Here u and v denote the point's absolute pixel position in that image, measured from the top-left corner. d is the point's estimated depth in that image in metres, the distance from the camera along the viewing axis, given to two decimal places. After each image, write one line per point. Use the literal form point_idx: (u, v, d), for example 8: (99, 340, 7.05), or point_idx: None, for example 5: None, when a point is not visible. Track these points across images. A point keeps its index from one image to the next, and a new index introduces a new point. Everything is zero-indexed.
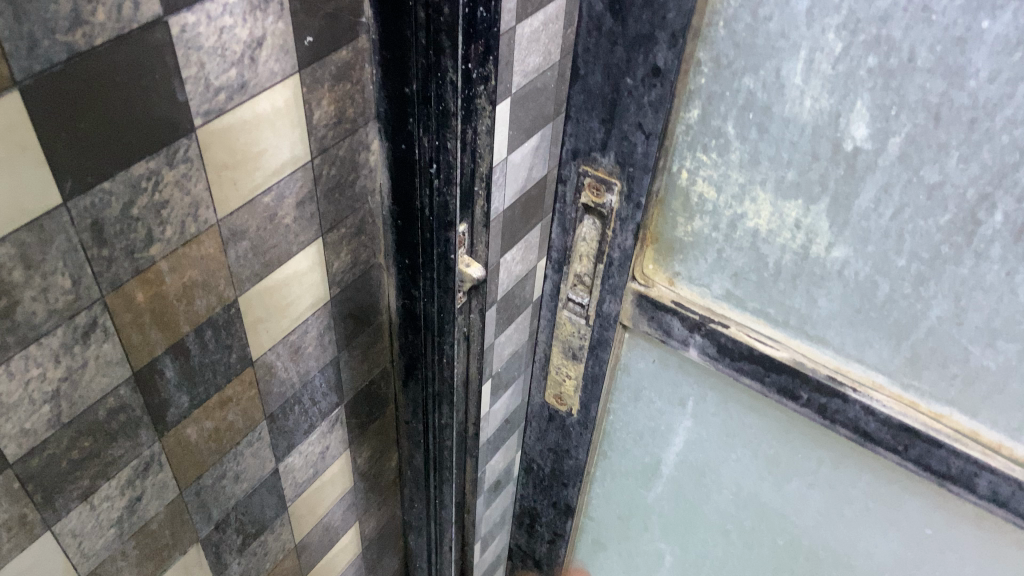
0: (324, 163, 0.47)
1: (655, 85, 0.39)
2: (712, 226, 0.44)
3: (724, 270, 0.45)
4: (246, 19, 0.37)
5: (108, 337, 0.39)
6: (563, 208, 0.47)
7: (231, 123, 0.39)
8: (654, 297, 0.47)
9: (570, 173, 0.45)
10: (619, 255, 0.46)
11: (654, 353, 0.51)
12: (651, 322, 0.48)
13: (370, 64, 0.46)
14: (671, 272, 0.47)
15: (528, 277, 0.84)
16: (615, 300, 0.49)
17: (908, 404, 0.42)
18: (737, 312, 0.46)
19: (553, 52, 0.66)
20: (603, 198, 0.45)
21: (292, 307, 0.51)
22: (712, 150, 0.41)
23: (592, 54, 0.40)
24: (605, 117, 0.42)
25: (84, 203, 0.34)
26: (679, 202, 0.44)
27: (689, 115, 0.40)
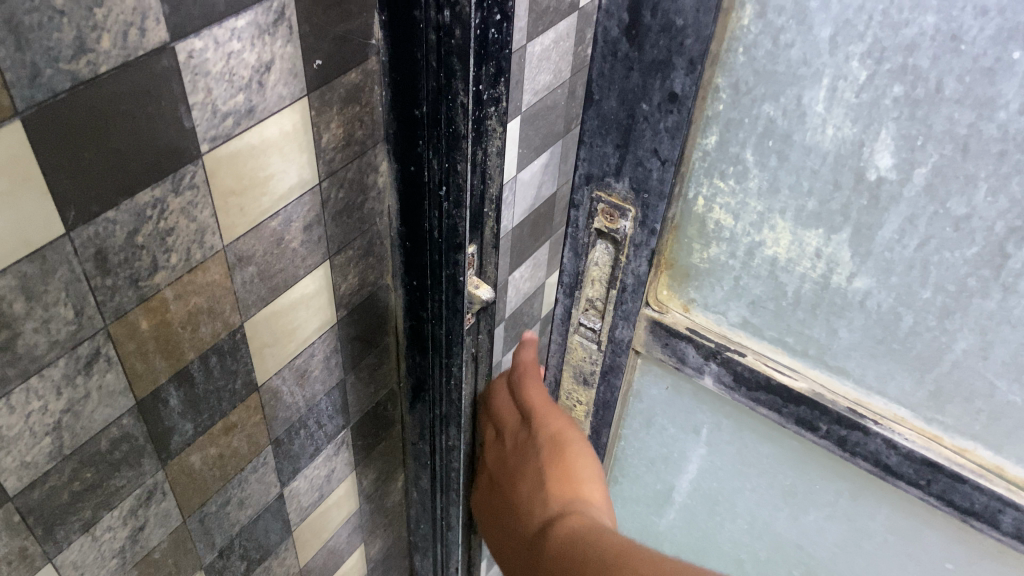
0: (332, 186, 0.46)
1: (673, 111, 0.38)
2: (729, 254, 0.43)
3: (740, 297, 0.44)
4: (255, 43, 0.36)
5: (111, 366, 0.38)
6: (575, 234, 0.47)
7: (239, 148, 0.38)
8: (668, 323, 0.47)
9: (582, 199, 0.45)
10: (632, 281, 0.46)
11: (668, 380, 0.51)
12: (665, 349, 0.48)
13: (380, 86, 0.46)
14: (685, 299, 0.47)
15: (537, 294, 0.83)
16: (628, 326, 0.48)
17: (931, 438, 0.41)
18: (754, 340, 0.45)
19: (564, 69, 0.65)
20: (616, 223, 0.44)
21: (299, 331, 0.50)
22: (730, 177, 0.41)
23: (607, 79, 0.40)
24: (619, 142, 0.41)
25: (87, 233, 0.33)
26: (695, 228, 0.44)
27: (706, 141, 0.40)
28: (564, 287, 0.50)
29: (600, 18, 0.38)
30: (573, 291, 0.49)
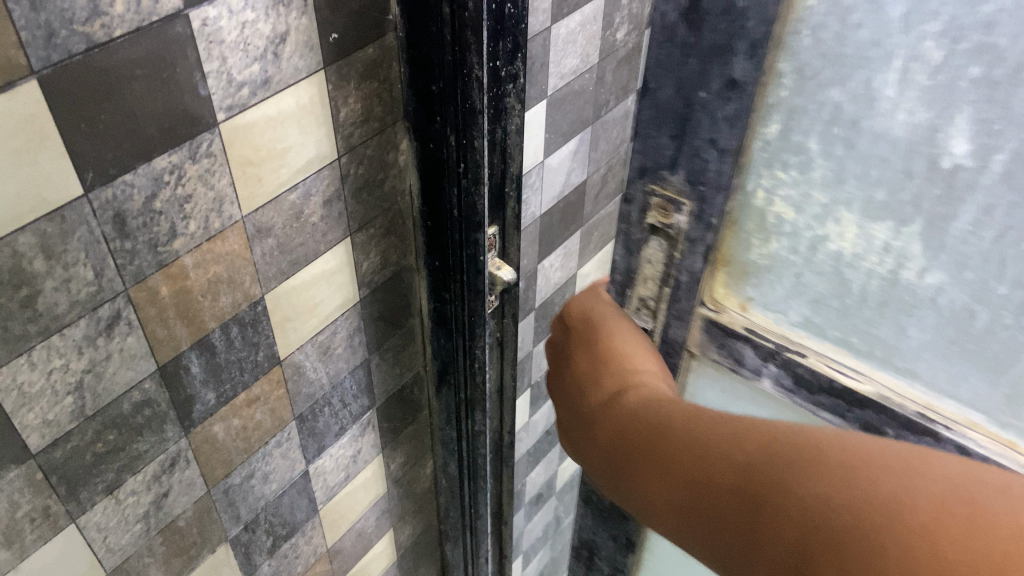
0: (352, 162, 0.47)
1: (732, 99, 0.40)
2: (792, 249, 0.45)
3: (803, 294, 0.46)
4: (268, 14, 0.37)
5: (132, 330, 0.39)
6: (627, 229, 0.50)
7: (254, 119, 0.39)
8: (725, 322, 0.50)
9: (635, 193, 0.49)
10: (687, 277, 0.49)
11: (721, 383, 0.55)
12: (722, 349, 0.51)
13: (398, 62, 0.46)
14: (742, 299, 0.49)
15: (569, 284, 0.81)
16: (682, 326, 0.52)
17: (1006, 444, 0.43)
18: (816, 342, 0.47)
19: (592, 54, 0.64)
20: (670, 217, 0.47)
21: (320, 307, 0.51)
22: (794, 167, 0.42)
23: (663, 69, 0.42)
24: (674, 133, 0.44)
25: (106, 195, 0.34)
26: (754, 222, 0.46)
27: (768, 130, 0.41)
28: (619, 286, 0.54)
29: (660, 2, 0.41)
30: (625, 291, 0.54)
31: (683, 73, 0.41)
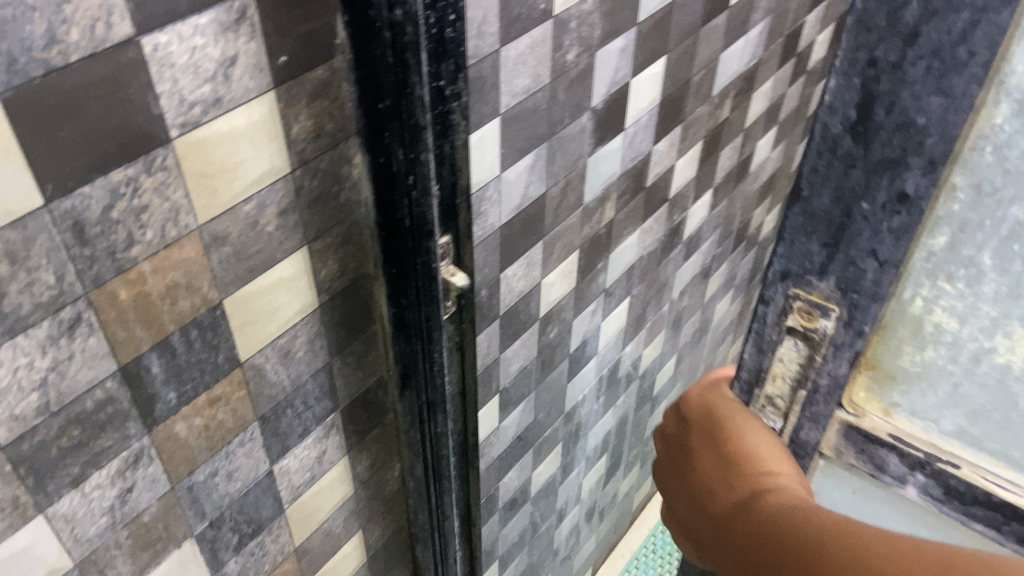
0: (306, 174, 0.50)
1: (901, 211, 0.47)
2: (947, 358, 0.53)
3: (958, 403, 0.55)
4: (218, 39, 0.41)
5: (93, 332, 0.42)
6: (761, 329, 0.62)
7: (208, 135, 0.43)
8: (867, 422, 0.60)
9: (775, 294, 0.58)
10: (827, 380, 0.59)
11: (850, 476, 0.66)
12: (860, 453, 0.62)
13: (347, 81, 0.49)
14: (885, 403, 0.59)
15: (533, 293, 0.84)
16: (813, 425, 0.64)
17: None
18: (969, 449, 0.56)
19: (543, 74, 0.68)
20: (815, 321, 0.56)
21: (280, 311, 0.54)
22: (960, 280, 0.49)
23: (819, 177, 0.49)
24: (827, 240, 0.52)
25: (65, 205, 0.38)
26: (908, 330, 0.54)
27: (934, 243, 0.48)
28: (747, 382, 0.69)
29: (823, 114, 0.47)
30: (752, 388, 0.69)
31: (845, 181, 0.48)
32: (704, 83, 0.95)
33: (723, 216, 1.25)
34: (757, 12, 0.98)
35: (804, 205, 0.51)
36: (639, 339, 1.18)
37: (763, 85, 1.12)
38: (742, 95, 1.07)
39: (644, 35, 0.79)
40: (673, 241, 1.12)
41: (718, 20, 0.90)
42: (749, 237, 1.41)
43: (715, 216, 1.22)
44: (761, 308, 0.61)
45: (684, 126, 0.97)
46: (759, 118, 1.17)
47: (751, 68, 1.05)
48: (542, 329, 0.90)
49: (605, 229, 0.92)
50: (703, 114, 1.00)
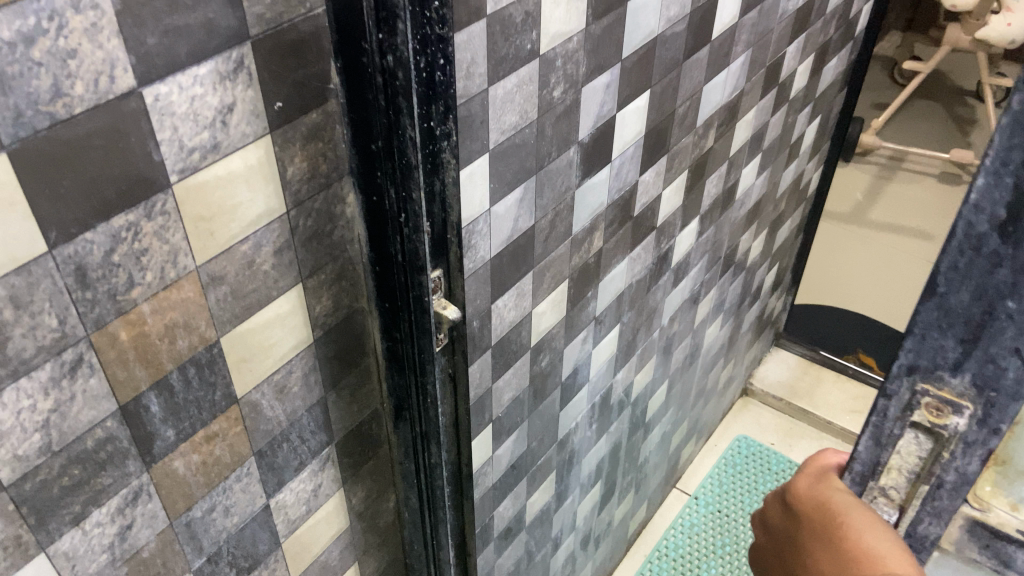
0: (301, 214, 0.52)
1: None
2: None
3: None
4: (216, 88, 0.42)
5: (94, 372, 0.43)
6: (881, 422, 0.50)
7: (206, 179, 0.44)
8: (992, 521, 0.48)
9: (899, 389, 0.48)
10: (953, 477, 0.48)
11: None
12: (983, 550, 0.50)
13: (340, 124, 0.51)
14: (1016, 498, 0.47)
15: (524, 323, 0.85)
16: (936, 521, 0.50)
17: None
18: None
19: (531, 110, 0.70)
20: (945, 418, 0.46)
21: (275, 348, 0.55)
22: None
23: (960, 275, 0.41)
24: (964, 336, 0.43)
25: (68, 251, 0.39)
26: None
27: None
28: (858, 475, 0.54)
29: (965, 213, 0.40)
30: (866, 479, 0.54)
31: (988, 281, 0.41)
32: (687, 114, 0.98)
33: (710, 242, 1.27)
34: (737, 45, 1.01)
35: (938, 300, 0.43)
36: (630, 365, 1.19)
37: (746, 114, 1.14)
38: (726, 125, 1.10)
39: (628, 70, 0.81)
40: (661, 268, 1.13)
41: (700, 53, 0.93)
42: (737, 262, 1.43)
43: (703, 242, 1.24)
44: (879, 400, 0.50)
45: (669, 156, 0.99)
46: (743, 147, 1.20)
47: (734, 98, 1.08)
48: (534, 358, 0.91)
49: (594, 258, 0.93)
50: (688, 144, 1.02)
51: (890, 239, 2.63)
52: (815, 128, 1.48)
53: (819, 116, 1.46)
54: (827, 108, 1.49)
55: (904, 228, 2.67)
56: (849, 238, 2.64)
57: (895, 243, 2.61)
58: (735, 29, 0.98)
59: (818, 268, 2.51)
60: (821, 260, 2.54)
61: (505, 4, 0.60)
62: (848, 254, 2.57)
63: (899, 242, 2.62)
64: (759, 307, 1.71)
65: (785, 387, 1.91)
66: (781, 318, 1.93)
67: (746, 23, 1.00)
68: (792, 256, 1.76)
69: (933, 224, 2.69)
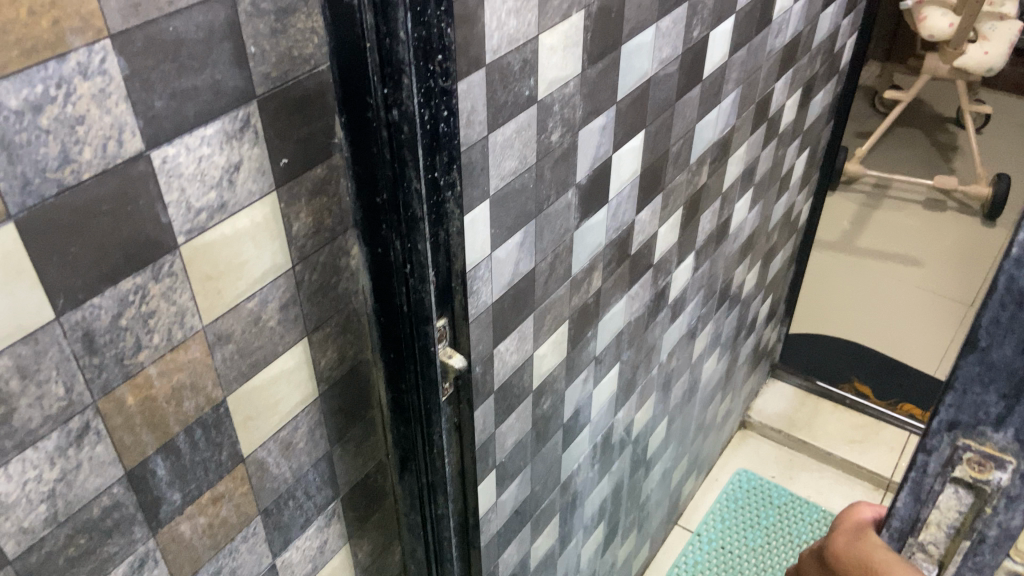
0: (306, 268, 0.51)
1: None
2: None
3: None
4: (223, 147, 0.42)
5: (100, 439, 0.42)
6: (921, 478, 0.49)
7: (213, 239, 0.44)
8: None
9: (939, 444, 0.48)
10: (996, 532, 0.48)
11: None
12: None
13: (344, 178, 0.51)
14: None
15: (526, 366, 0.85)
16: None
17: None
18: None
19: (530, 156, 0.70)
20: (987, 473, 0.46)
21: (281, 404, 0.54)
22: None
23: (1003, 328, 0.42)
24: (1006, 392, 0.44)
25: (76, 317, 0.38)
26: None
27: None
28: (896, 531, 0.53)
29: (1007, 266, 0.40)
30: (905, 535, 0.53)
31: None
32: (681, 153, 0.99)
33: (706, 277, 1.28)
34: (727, 83, 1.02)
35: (981, 354, 0.43)
36: (630, 403, 1.18)
37: (737, 150, 1.15)
38: (718, 161, 1.11)
39: (623, 112, 0.81)
40: (658, 305, 1.13)
41: (692, 93, 0.94)
42: (732, 295, 1.43)
43: (698, 277, 1.25)
44: (918, 456, 0.49)
45: (664, 195, 1.00)
46: (735, 182, 1.20)
47: (726, 134, 1.09)
48: (536, 401, 0.90)
49: (593, 297, 0.93)
50: (682, 182, 1.03)
51: (879, 266, 2.65)
52: (804, 160, 1.49)
53: (807, 149, 1.48)
54: (814, 141, 1.51)
55: (892, 255, 2.70)
56: (839, 266, 2.66)
57: (884, 270, 2.63)
58: (725, 67, 0.99)
59: (809, 297, 2.52)
60: (812, 289, 2.56)
61: (504, 52, 0.61)
62: (838, 282, 2.59)
63: (888, 268, 2.64)
64: (754, 339, 1.71)
65: (783, 418, 1.91)
66: (777, 349, 1.93)
67: (736, 61, 1.01)
68: (785, 287, 1.77)
69: (920, 250, 2.72)
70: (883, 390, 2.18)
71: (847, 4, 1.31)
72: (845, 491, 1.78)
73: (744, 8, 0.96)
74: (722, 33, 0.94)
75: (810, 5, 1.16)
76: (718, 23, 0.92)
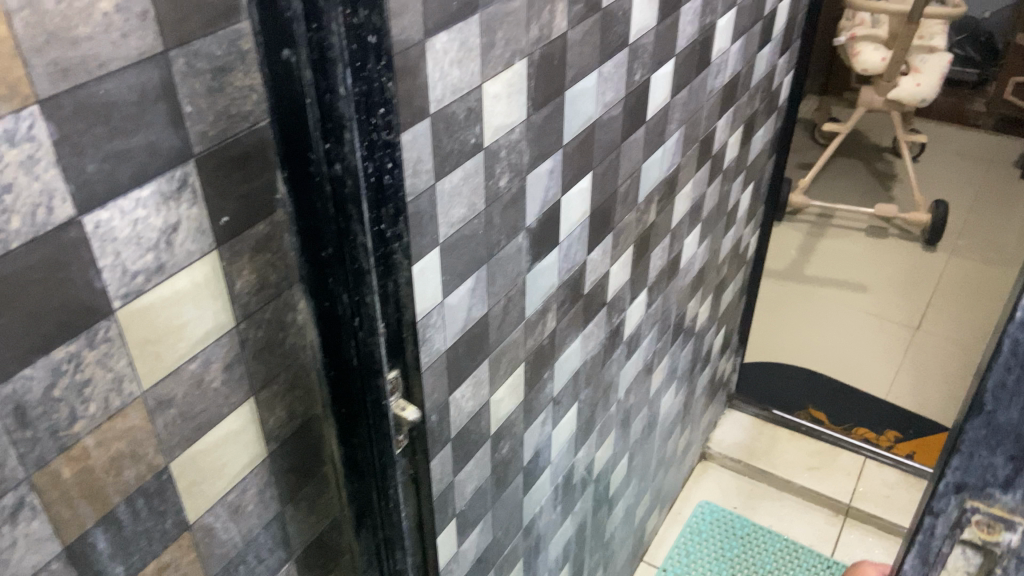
0: (251, 326, 0.50)
1: None
2: None
3: None
4: (160, 209, 0.41)
5: (35, 515, 0.41)
6: (927, 541, 0.52)
7: (152, 302, 0.43)
8: None
9: (946, 507, 0.50)
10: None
11: None
12: None
13: (288, 233, 0.50)
14: None
15: (483, 412, 0.84)
16: None
17: None
18: None
19: (478, 202, 0.70)
20: (997, 534, 0.49)
21: (228, 467, 0.53)
22: None
23: (1009, 393, 0.43)
24: (1012, 454, 0.45)
25: (5, 390, 0.37)
26: None
27: None
28: None
29: (1012, 330, 0.42)
30: None
31: None
32: (628, 192, 1.00)
33: (659, 312, 1.29)
34: (671, 123, 1.04)
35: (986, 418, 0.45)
36: (590, 442, 1.18)
37: (684, 187, 1.17)
38: (665, 199, 1.12)
39: (570, 155, 0.82)
40: (614, 343, 1.14)
41: (637, 134, 0.95)
42: (686, 329, 1.45)
43: (652, 313, 1.26)
44: (925, 519, 0.51)
45: (614, 234, 1.01)
46: (683, 218, 1.22)
47: (672, 173, 1.11)
48: (494, 446, 0.89)
49: (548, 339, 0.93)
50: (631, 220, 1.04)
51: (828, 292, 2.72)
52: (749, 194, 1.53)
53: (752, 183, 1.51)
54: (758, 174, 1.55)
55: (839, 281, 2.77)
56: (789, 294, 2.72)
57: (833, 296, 2.70)
58: (668, 108, 1.01)
59: (762, 325, 2.56)
60: (764, 317, 2.60)
61: (448, 101, 0.61)
62: (789, 309, 2.64)
63: (837, 294, 2.70)
64: (710, 370, 1.72)
65: (742, 448, 1.92)
66: (733, 379, 1.95)
67: (678, 102, 1.03)
68: (737, 318, 1.80)
69: (866, 276, 2.79)
70: (838, 415, 2.22)
71: (782, 43, 1.36)
72: (806, 519, 1.80)
73: (683, 50, 0.98)
74: (663, 75, 0.96)
75: (747, 46, 1.19)
76: (659, 65, 0.94)
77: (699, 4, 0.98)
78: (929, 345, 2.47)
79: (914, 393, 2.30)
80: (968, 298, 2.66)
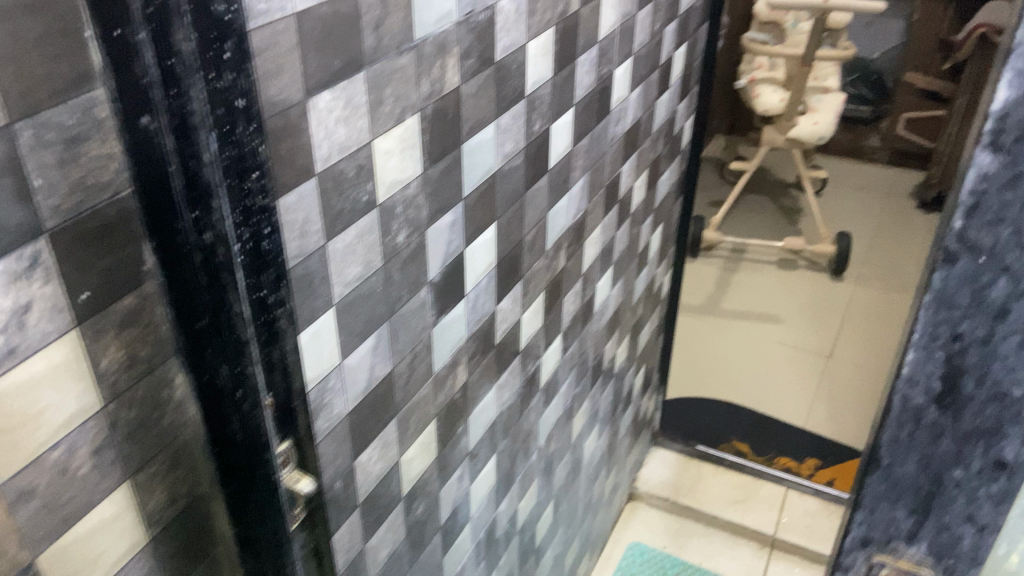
0: (122, 406, 0.47)
1: (999, 477, 0.45)
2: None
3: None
4: (8, 289, 0.38)
5: None
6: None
7: (4, 389, 0.39)
8: None
9: (854, 562, 0.53)
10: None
11: None
12: None
13: (160, 304, 0.47)
14: None
15: (393, 473, 0.81)
16: None
17: None
18: None
19: (375, 259, 0.68)
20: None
21: (102, 558, 0.49)
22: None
23: (901, 448, 0.47)
24: (913, 508, 0.48)
25: None
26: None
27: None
28: None
29: (903, 384, 0.45)
30: None
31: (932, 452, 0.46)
32: (535, 240, 1.00)
33: (576, 356, 1.28)
34: (574, 170, 1.05)
35: (884, 472, 0.48)
36: (512, 493, 1.16)
37: (592, 232, 1.18)
38: (575, 245, 1.13)
39: (471, 208, 0.81)
40: (530, 391, 1.12)
41: (540, 183, 0.96)
42: (605, 371, 1.45)
43: (569, 358, 1.25)
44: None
45: (523, 282, 1.00)
46: (594, 262, 1.23)
47: (579, 219, 1.12)
48: (407, 507, 0.86)
49: (459, 392, 0.91)
50: (540, 268, 1.04)
51: (743, 325, 2.79)
52: (659, 235, 1.56)
53: (661, 225, 1.55)
54: (667, 215, 1.58)
55: (754, 313, 2.85)
56: (707, 328, 2.78)
57: (749, 329, 2.77)
58: (570, 156, 1.02)
59: (683, 361, 2.60)
60: (685, 352, 2.65)
61: (335, 160, 0.60)
62: (708, 343, 2.69)
63: (752, 327, 2.78)
64: (632, 410, 1.73)
65: (669, 486, 1.93)
66: (656, 417, 1.97)
67: (580, 150, 1.05)
68: (656, 356, 1.82)
69: (778, 307, 2.88)
70: (760, 446, 2.26)
71: (681, 89, 1.40)
72: (734, 554, 1.81)
73: (582, 100, 1.00)
74: (563, 124, 0.97)
75: (645, 93, 1.23)
76: (558, 115, 0.95)
77: (595, 55, 1.00)
78: (840, 372, 2.55)
79: (830, 421, 2.36)
80: (874, 325, 2.77)
